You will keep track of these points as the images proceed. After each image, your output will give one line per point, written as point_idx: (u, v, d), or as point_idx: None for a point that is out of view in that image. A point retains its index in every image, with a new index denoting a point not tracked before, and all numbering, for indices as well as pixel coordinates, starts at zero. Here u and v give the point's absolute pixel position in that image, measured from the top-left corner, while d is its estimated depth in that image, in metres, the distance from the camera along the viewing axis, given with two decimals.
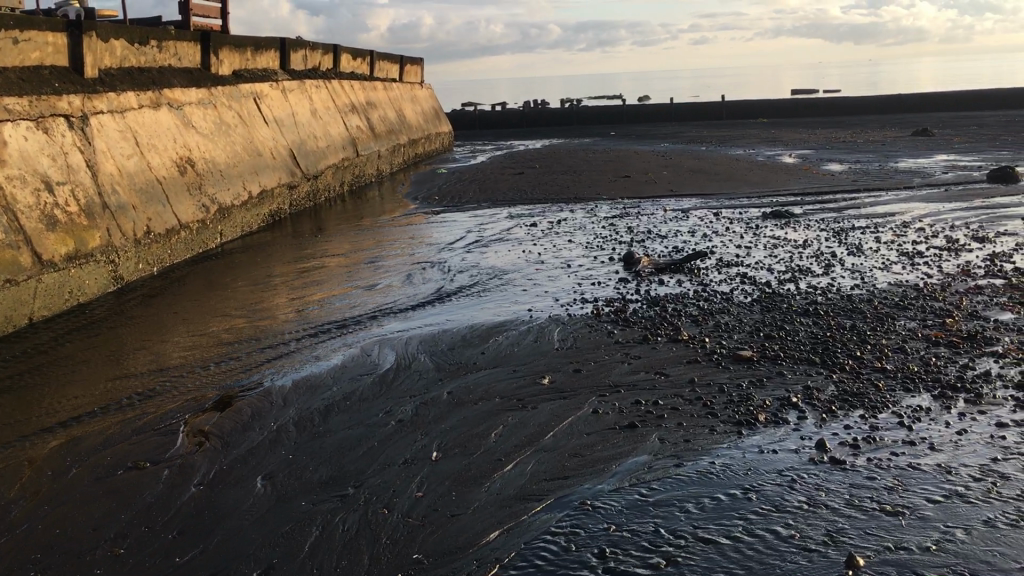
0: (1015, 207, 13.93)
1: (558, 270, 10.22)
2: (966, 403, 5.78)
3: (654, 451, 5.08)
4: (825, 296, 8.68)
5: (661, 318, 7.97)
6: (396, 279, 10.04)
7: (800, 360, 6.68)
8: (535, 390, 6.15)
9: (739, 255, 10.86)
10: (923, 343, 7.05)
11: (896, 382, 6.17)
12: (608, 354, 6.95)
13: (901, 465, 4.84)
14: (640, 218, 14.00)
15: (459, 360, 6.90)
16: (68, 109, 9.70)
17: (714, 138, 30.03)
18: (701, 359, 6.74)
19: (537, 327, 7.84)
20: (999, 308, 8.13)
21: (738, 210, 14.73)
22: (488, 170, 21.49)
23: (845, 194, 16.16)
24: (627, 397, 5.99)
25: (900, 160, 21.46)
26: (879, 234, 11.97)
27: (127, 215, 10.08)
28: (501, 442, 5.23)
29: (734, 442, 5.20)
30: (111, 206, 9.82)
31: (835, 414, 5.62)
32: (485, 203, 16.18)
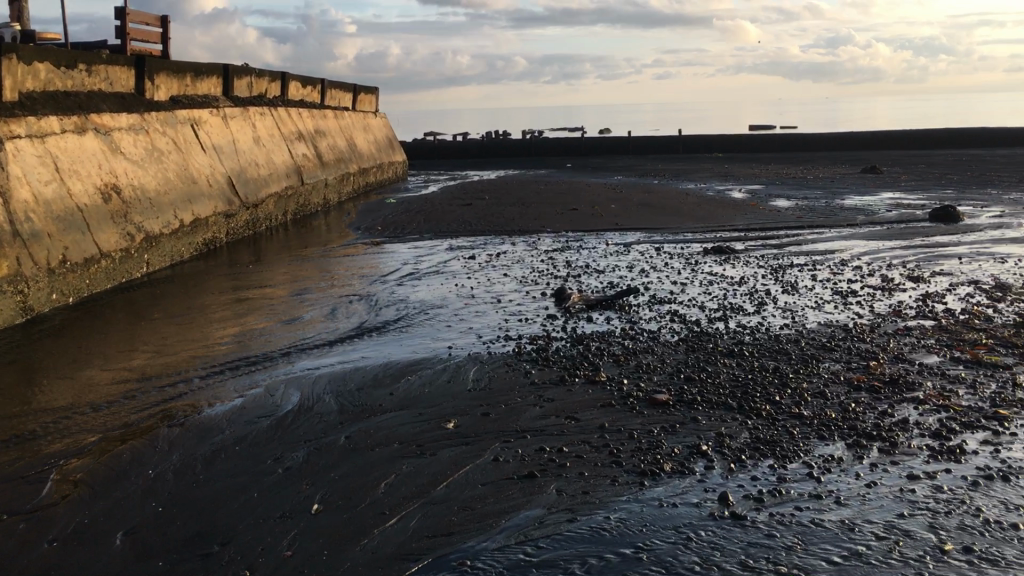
0: (953, 247, 13.96)
1: (488, 305, 9.97)
2: (879, 453, 5.61)
3: (549, 504, 4.83)
4: (752, 336, 8.52)
5: (582, 358, 7.74)
6: (320, 314, 9.73)
7: (716, 404, 6.48)
8: (437, 435, 5.88)
9: (673, 291, 10.71)
10: (844, 387, 6.90)
11: (811, 429, 5.99)
12: (521, 396, 6.70)
13: (803, 522, 4.63)
14: (581, 252, 13.83)
15: (365, 401, 6.60)
16: None
17: (667, 172, 30.11)
18: (615, 403, 6.50)
19: (455, 365, 7.56)
20: (926, 350, 8.02)
21: (680, 244, 14.61)
22: (436, 200, 21.27)
23: (788, 230, 16.13)
24: (532, 444, 5.73)
25: (846, 197, 21.60)
26: (815, 272, 11.88)
27: (42, 243, 9.67)
28: (389, 494, 4.95)
29: (634, 495, 4.96)
30: (25, 234, 9.40)
31: (743, 464, 5.41)
32: (428, 235, 15.94)
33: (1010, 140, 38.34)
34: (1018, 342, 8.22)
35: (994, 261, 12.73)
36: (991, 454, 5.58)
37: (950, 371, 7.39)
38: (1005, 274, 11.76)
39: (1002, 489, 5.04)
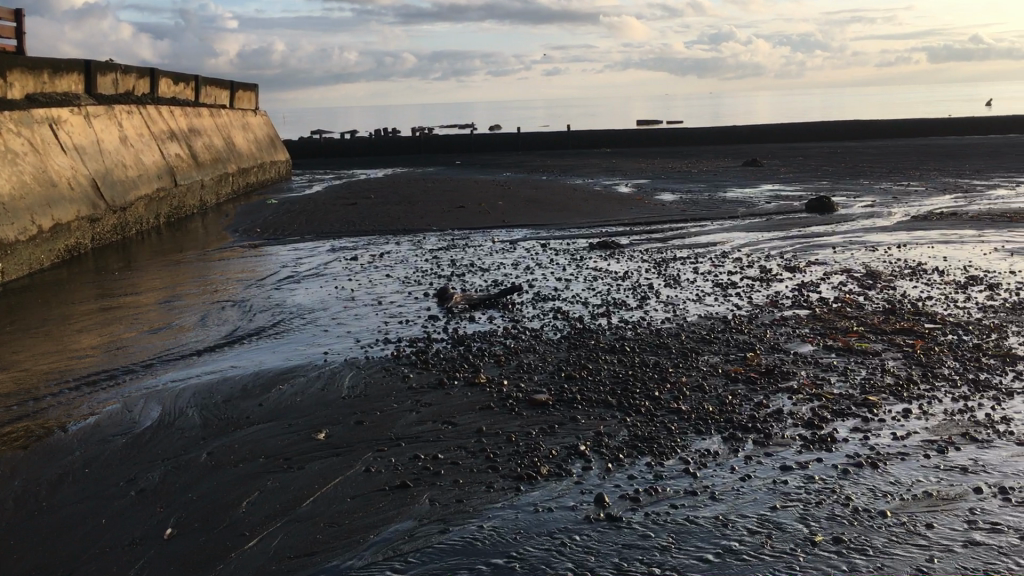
0: (827, 237, 14.37)
1: (368, 307, 9.70)
2: (755, 445, 5.62)
3: (420, 516, 4.64)
4: (634, 331, 8.50)
5: (461, 359, 7.57)
6: (188, 323, 9.29)
7: (595, 402, 6.40)
8: (305, 447, 5.61)
9: (557, 287, 10.65)
10: (721, 380, 6.93)
11: (688, 424, 5.97)
12: (397, 402, 6.49)
13: (677, 520, 4.57)
14: (466, 250, 13.66)
15: (232, 414, 6.27)
16: None
17: (556, 167, 30.25)
18: (494, 405, 6.36)
19: (329, 372, 7.29)
20: (800, 340, 8.15)
21: (566, 240, 14.60)
22: (320, 200, 20.77)
23: (672, 224, 16.34)
24: (406, 452, 5.53)
25: (728, 189, 22.05)
26: (697, 265, 12.03)
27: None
28: (251, 513, 4.69)
29: (509, 501, 4.82)
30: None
31: (621, 463, 5.33)
32: (310, 236, 15.51)
33: (882, 131, 40.00)
34: (887, 328, 8.45)
35: (865, 249, 13.14)
36: (860, 441, 5.66)
37: (823, 359, 7.52)
38: (875, 262, 12.15)
39: (870, 476, 5.11)
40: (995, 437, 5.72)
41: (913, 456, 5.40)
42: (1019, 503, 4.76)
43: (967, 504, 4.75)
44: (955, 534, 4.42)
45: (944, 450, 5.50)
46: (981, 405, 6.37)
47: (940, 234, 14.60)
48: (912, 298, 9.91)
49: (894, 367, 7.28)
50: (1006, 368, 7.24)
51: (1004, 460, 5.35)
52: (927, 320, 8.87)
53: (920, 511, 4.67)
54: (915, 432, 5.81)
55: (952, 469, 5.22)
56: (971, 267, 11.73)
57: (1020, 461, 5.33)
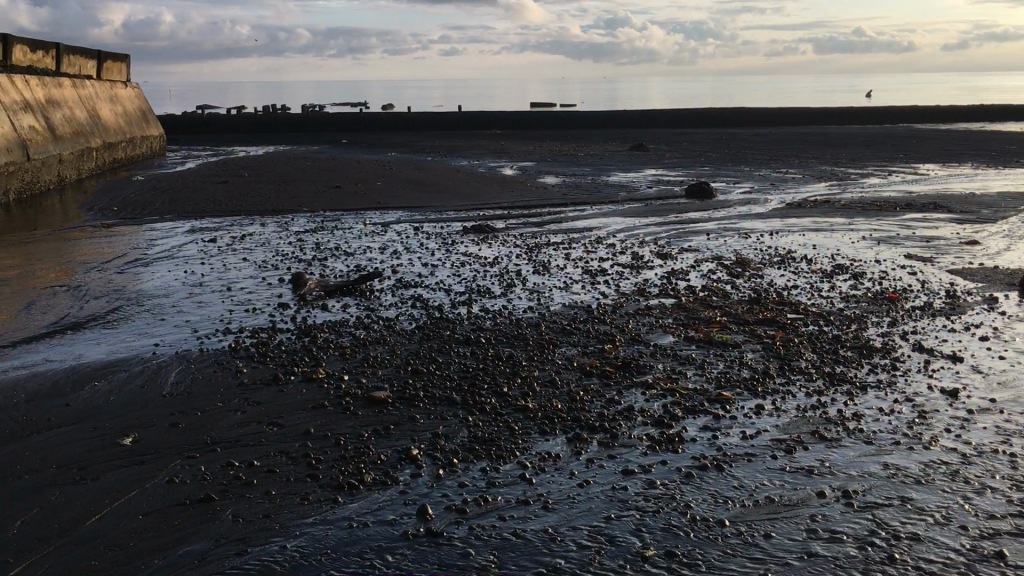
0: (702, 223, 14.32)
1: (214, 294, 9.04)
2: (599, 446, 5.32)
3: (218, 535, 4.13)
4: (494, 321, 8.12)
5: (304, 352, 7.05)
6: (12, 310, 8.50)
7: (439, 400, 6.00)
8: (106, 454, 5.02)
9: (422, 273, 10.20)
10: (575, 375, 6.62)
11: (533, 423, 5.64)
12: (222, 400, 5.93)
13: (503, 535, 4.21)
14: (334, 233, 13.07)
15: (31, 415, 5.62)
16: None
17: (444, 148, 29.69)
18: (329, 403, 5.88)
19: (154, 366, 6.65)
20: (662, 331, 7.92)
21: (440, 224, 14.15)
22: (189, 177, 19.76)
23: (550, 208, 16.06)
24: (220, 458, 5.01)
25: (612, 174, 21.93)
26: (569, 251, 11.74)
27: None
28: (22, 534, 4.09)
29: (324, 515, 4.37)
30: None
31: (454, 468, 4.95)
32: (171, 217, 14.64)
33: (766, 119, 40.75)
34: (750, 319, 8.30)
35: (738, 236, 13.10)
36: (708, 441, 5.43)
37: (681, 352, 7.29)
38: (746, 249, 12.11)
39: (713, 480, 4.87)
40: (844, 435, 5.56)
41: (759, 457, 5.20)
42: (861, 509, 4.57)
43: (808, 511, 4.55)
44: (792, 545, 4.19)
45: (791, 450, 5.30)
46: (834, 400, 6.23)
47: (811, 221, 14.73)
48: (777, 287, 9.83)
49: (752, 360, 7.10)
50: (861, 360, 7.15)
51: (850, 460, 5.18)
52: (789, 310, 8.77)
53: (760, 519, 4.44)
54: (765, 430, 5.61)
55: (799, 470, 5.03)
56: (838, 255, 11.79)
57: (867, 461, 5.17)
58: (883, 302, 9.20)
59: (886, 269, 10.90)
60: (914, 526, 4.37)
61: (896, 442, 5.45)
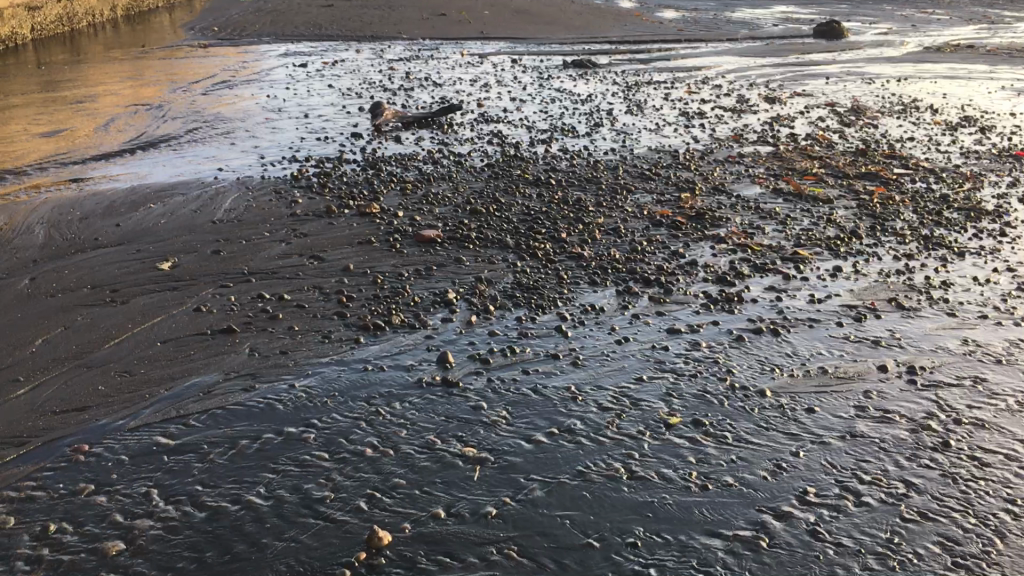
0: (823, 66, 13.19)
1: (290, 121, 8.84)
2: (649, 301, 4.96)
3: (228, 369, 4.03)
4: (569, 161, 7.65)
5: (365, 184, 6.81)
6: (91, 128, 8.52)
7: (490, 243, 5.70)
8: (141, 279, 4.96)
9: (508, 108, 9.74)
10: (642, 224, 6.18)
11: (584, 273, 5.29)
12: (269, 230, 5.78)
13: (520, 390, 3.96)
14: (428, 62, 12.63)
15: (82, 234, 5.60)
16: None
17: None
18: (376, 240, 5.66)
19: (212, 191, 6.53)
20: (750, 181, 7.32)
21: (540, 57, 13.48)
22: (296, 0, 19.40)
23: (661, 44, 15.08)
24: (252, 290, 4.88)
25: (737, 10, 20.43)
26: (669, 91, 11.00)
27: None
28: (39, 355, 4.07)
29: (341, 355, 4.20)
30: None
31: (488, 315, 4.70)
32: (270, 40, 14.41)
33: None
34: (851, 172, 7.57)
35: (860, 82, 12.00)
36: (770, 303, 4.99)
37: (765, 205, 6.73)
38: (865, 96, 11.09)
39: (765, 346, 4.47)
40: (926, 305, 5.02)
41: (823, 323, 4.75)
42: (924, 388, 4.12)
43: (863, 386, 4.12)
44: (835, 423, 3.81)
45: (861, 318, 4.82)
46: (924, 266, 5.63)
47: (947, 67, 13.39)
48: (891, 139, 8.97)
49: (842, 217, 6.49)
50: (967, 223, 6.44)
51: (925, 333, 4.67)
52: (898, 164, 7.98)
53: (806, 392, 4.05)
54: (836, 295, 5.12)
55: (866, 342, 4.56)
56: (968, 106, 10.68)
57: (946, 335, 4.66)
58: (1008, 160, 8.27)
59: (1020, 123, 9.81)
60: (980, 412, 3.90)
61: (983, 316, 4.89)
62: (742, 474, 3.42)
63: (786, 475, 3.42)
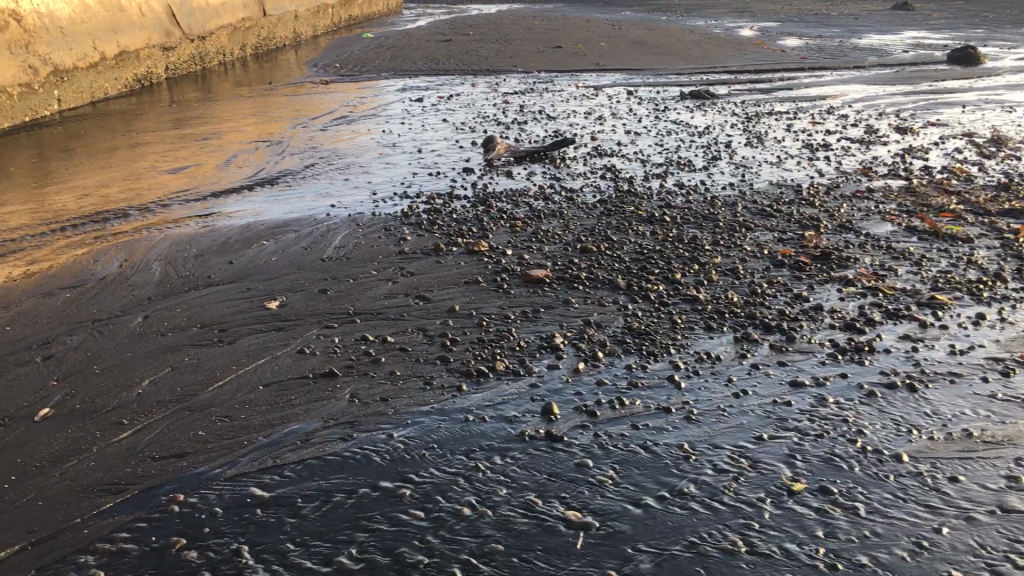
0: (958, 94, 12.49)
1: (403, 156, 8.85)
2: (770, 350, 4.63)
3: (327, 417, 3.92)
4: (685, 197, 7.37)
5: (475, 221, 6.69)
6: (213, 164, 8.72)
7: (601, 284, 5.47)
8: (249, 318, 4.94)
9: (622, 141, 9.52)
10: (762, 265, 5.84)
11: (699, 318, 5.00)
12: (377, 269, 5.71)
13: (629, 447, 3.71)
14: (543, 95, 12.55)
15: (197, 271, 5.66)
16: None
17: (682, 7, 27.88)
18: (483, 280, 5.51)
19: (324, 228, 6.53)
20: (880, 218, 6.87)
21: (657, 88, 13.23)
22: (416, 35, 19.74)
23: (783, 72, 14.63)
24: (356, 331, 4.79)
25: (864, 36, 19.70)
26: (792, 121, 10.58)
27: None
28: (145, 396, 4.06)
29: (442, 404, 4.04)
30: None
31: (597, 363, 4.47)
32: (388, 75, 14.63)
33: None
34: (993, 209, 7.03)
35: (1000, 111, 11.27)
36: (905, 354, 4.59)
37: (897, 244, 6.28)
38: (1005, 125, 10.40)
39: (900, 404, 4.08)
40: None
41: (967, 379, 4.32)
42: None
43: (1015, 453, 3.70)
44: (983, 496, 3.41)
45: (1009, 372, 4.38)
46: None
47: None
48: None
49: (984, 259, 5.99)
50: None
51: None
52: None
53: (949, 459, 3.66)
54: (980, 346, 4.68)
55: (1017, 401, 4.12)
56: None
57: None
58: None
59: None
60: None
61: None
62: (876, 553, 3.07)
63: (927, 556, 3.06)
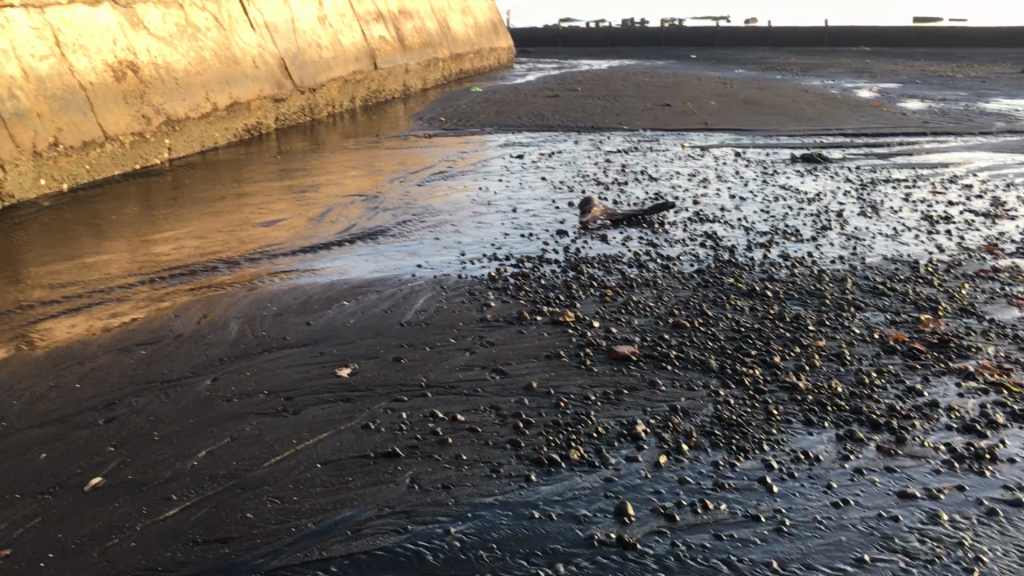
0: None
1: (498, 215, 8.67)
2: (877, 453, 4.16)
3: (383, 504, 3.65)
4: (789, 270, 6.92)
5: (563, 288, 6.41)
6: (308, 217, 8.72)
7: (692, 365, 5.09)
8: (318, 386, 4.75)
9: (726, 206, 9.13)
10: (871, 350, 5.36)
11: (798, 409, 4.56)
12: (455, 337, 5.47)
13: (710, 562, 3.33)
14: (647, 154, 12.26)
15: (274, 332, 5.53)
16: None
17: (799, 66, 27.26)
18: (565, 355, 5.20)
19: (407, 289, 6.35)
20: (1006, 302, 6.28)
21: (766, 150, 12.79)
22: (524, 90, 19.79)
23: (904, 137, 13.97)
24: (426, 407, 4.53)
25: (994, 100, 18.74)
26: (910, 190, 9.98)
27: (60, 93, 9.69)
28: (199, 470, 3.88)
29: (508, 496, 3.73)
30: (48, 60, 9.72)
31: (680, 456, 4.09)
32: (492, 130, 14.59)
33: None
34: None
35: None
36: None
37: None
38: None
39: None
40: None
41: None
42: None
43: None
44: None
45: None
46: None
47: None
48: None
49: None
50: None
51: None
52: None
53: None
54: None
55: None
56: None
57: None
58: None
59: None
60: None
61: None
62: None
63: None
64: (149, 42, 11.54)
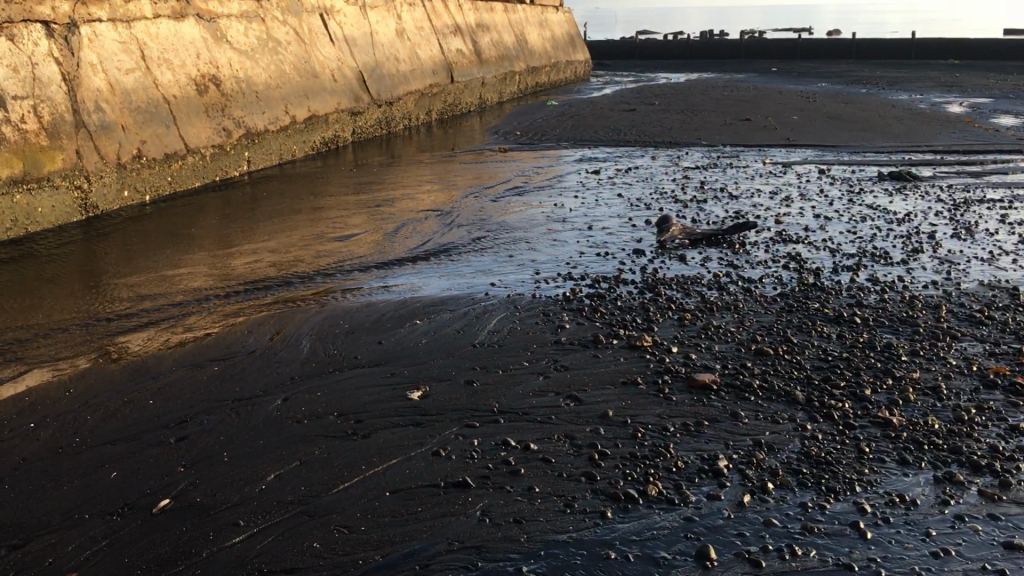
0: None
1: (573, 232, 8.51)
2: (980, 498, 3.88)
3: (453, 537, 3.52)
4: (879, 295, 6.61)
5: (640, 311, 6.21)
6: (381, 232, 8.68)
7: (776, 396, 4.85)
8: (388, 409, 4.64)
9: (809, 226, 8.81)
10: (969, 384, 5.05)
11: (892, 447, 4.29)
12: (529, 360, 5.32)
13: None
14: (726, 171, 11.98)
15: (346, 350, 5.46)
16: (50, 15, 8.94)
17: (884, 80, 26.49)
18: (642, 382, 5.01)
19: (480, 308, 6.22)
20: None
21: (851, 167, 12.37)
22: (600, 104, 19.61)
23: (997, 154, 13.39)
24: (499, 434, 4.39)
25: None
26: (1007, 211, 9.52)
27: (144, 106, 9.89)
28: (267, 494, 3.81)
29: (583, 533, 3.57)
30: (134, 74, 9.91)
31: (766, 496, 3.87)
32: (568, 145, 14.44)
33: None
34: None
35: None
36: None
37: None
38: None
39: None
40: None
41: None
42: None
43: None
44: None
45: None
46: None
47: None
48: None
49: None
50: None
51: None
52: None
53: None
54: None
55: None
56: None
57: None
58: None
59: None
60: None
61: None
62: None
63: None
64: (231, 57, 11.69)
